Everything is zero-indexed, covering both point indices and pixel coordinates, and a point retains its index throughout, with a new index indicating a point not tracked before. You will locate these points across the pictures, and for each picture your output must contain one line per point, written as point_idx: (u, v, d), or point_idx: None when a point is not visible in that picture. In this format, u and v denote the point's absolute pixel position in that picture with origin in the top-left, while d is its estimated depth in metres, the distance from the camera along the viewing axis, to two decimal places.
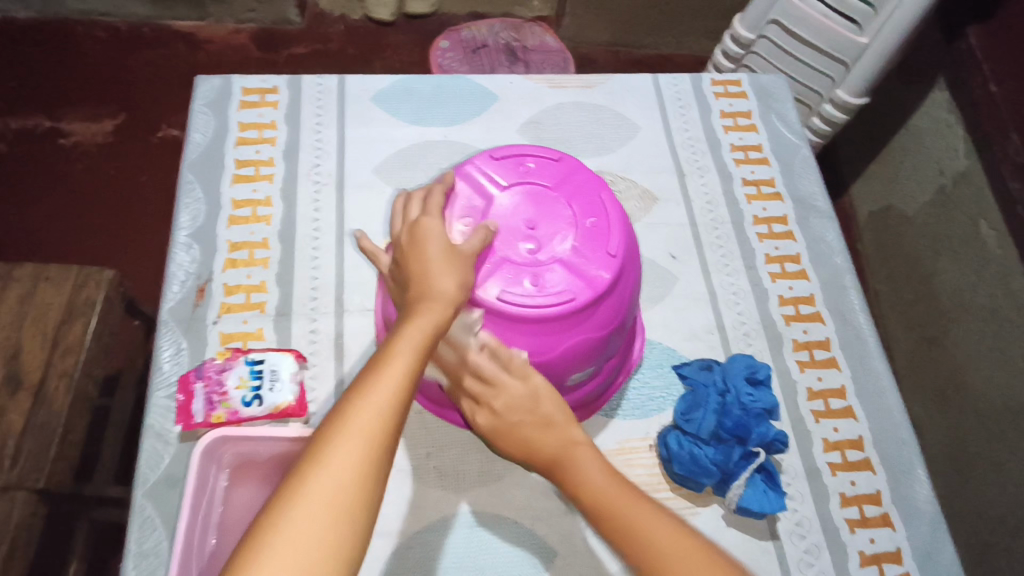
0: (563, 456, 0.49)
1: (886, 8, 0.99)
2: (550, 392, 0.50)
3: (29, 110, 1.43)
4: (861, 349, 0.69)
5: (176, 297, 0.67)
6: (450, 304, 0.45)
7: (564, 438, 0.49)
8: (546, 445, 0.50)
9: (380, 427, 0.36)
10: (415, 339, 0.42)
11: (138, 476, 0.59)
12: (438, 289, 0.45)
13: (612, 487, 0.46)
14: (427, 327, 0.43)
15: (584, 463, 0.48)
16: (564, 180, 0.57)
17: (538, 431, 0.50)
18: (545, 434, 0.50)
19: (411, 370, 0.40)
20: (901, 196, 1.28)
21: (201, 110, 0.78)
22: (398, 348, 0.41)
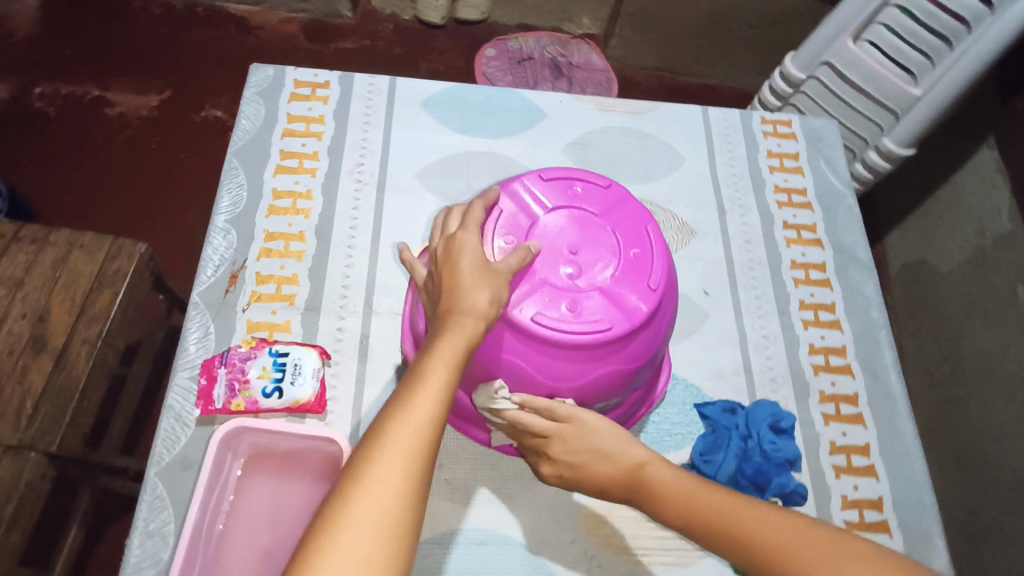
0: (642, 487, 0.50)
1: (944, 62, 0.97)
2: (603, 423, 0.52)
3: (80, 77, 1.46)
4: (890, 408, 0.68)
5: (209, 281, 0.67)
6: (482, 319, 0.44)
7: (634, 465, 0.51)
8: (618, 476, 0.51)
9: (418, 448, 0.36)
10: (449, 356, 0.41)
11: (153, 455, 0.59)
12: (472, 304, 0.44)
13: (697, 500, 0.48)
14: (460, 343, 0.42)
15: (659, 479, 0.50)
16: (611, 208, 0.57)
17: (611, 464, 0.51)
18: (618, 466, 0.51)
19: (447, 389, 0.39)
20: (937, 253, 1.26)
21: (252, 98, 0.79)
22: (431, 367, 0.40)
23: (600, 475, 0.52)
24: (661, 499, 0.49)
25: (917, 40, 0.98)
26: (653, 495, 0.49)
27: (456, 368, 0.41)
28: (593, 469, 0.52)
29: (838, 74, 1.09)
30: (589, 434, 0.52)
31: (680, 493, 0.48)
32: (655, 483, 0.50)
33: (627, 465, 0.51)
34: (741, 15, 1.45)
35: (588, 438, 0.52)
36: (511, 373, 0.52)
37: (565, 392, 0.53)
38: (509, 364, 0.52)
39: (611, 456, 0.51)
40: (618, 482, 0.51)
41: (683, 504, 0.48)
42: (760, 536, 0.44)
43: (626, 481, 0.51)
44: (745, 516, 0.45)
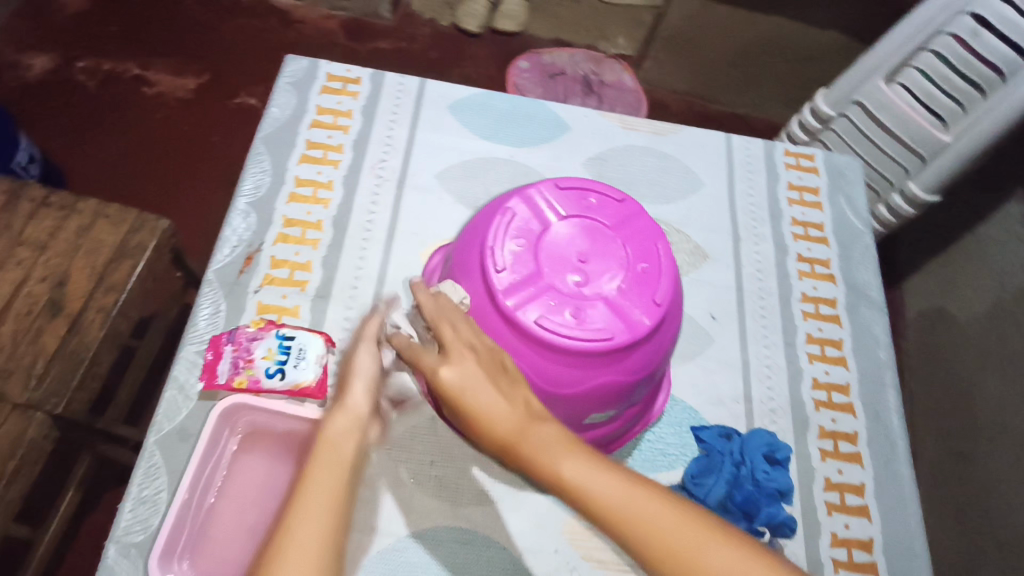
0: (530, 439, 0.41)
1: (977, 110, 0.96)
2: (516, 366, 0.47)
3: (123, 55, 1.50)
4: (889, 450, 0.67)
5: (225, 260, 0.69)
6: (364, 391, 0.51)
7: (532, 414, 0.43)
8: (505, 421, 0.42)
9: (331, 498, 0.40)
10: (341, 430, 0.46)
11: (154, 422, 0.60)
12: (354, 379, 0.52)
13: (592, 471, 0.39)
14: (350, 418, 0.48)
15: (551, 445, 0.41)
16: (623, 222, 0.58)
17: (507, 403, 0.43)
18: (510, 409, 0.43)
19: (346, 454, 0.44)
20: (955, 302, 1.24)
21: (285, 88, 0.81)
22: (323, 446, 0.44)
23: (485, 405, 0.43)
24: (546, 461, 0.40)
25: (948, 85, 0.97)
26: (539, 457, 0.40)
27: (352, 437, 0.46)
28: (479, 398, 0.43)
29: (867, 114, 1.09)
30: (501, 362, 0.46)
31: (576, 460, 0.40)
32: (544, 442, 0.41)
33: (525, 409, 0.43)
34: (776, 48, 1.45)
35: (497, 364, 0.45)
36: None
37: (560, 398, 0.53)
38: None
39: (507, 392, 0.44)
40: (500, 424, 0.42)
41: (582, 481, 0.39)
42: (658, 533, 0.36)
43: (518, 432, 0.42)
44: (637, 502, 0.38)
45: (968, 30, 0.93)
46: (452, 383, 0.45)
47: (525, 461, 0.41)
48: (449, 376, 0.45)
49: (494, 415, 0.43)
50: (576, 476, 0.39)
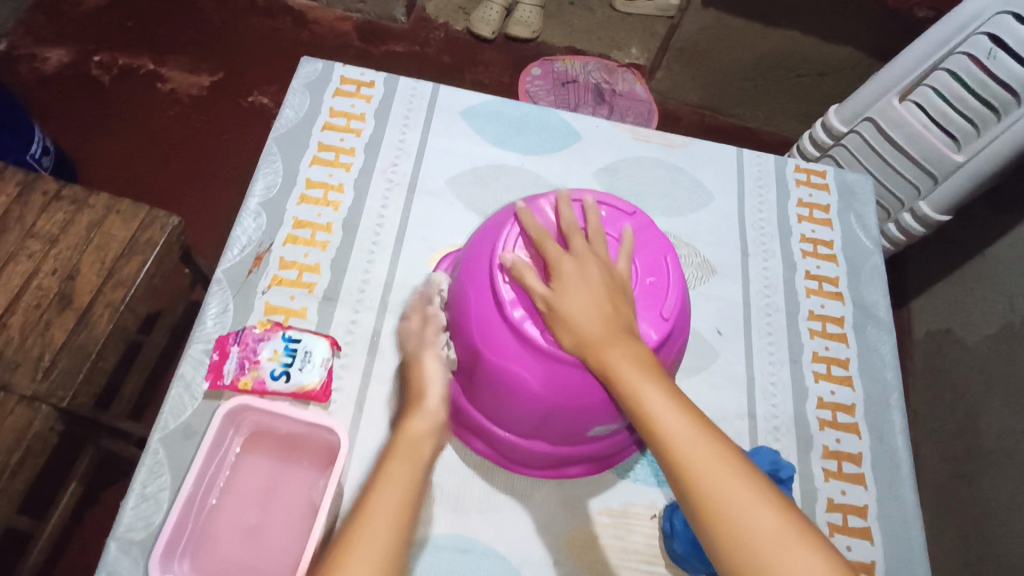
0: (609, 352, 0.47)
1: (990, 131, 0.96)
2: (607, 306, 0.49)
3: (139, 50, 1.51)
4: (893, 473, 0.67)
5: (234, 259, 0.69)
6: (440, 396, 0.56)
7: (623, 334, 0.48)
8: (594, 331, 0.48)
9: (401, 496, 0.46)
10: (413, 442, 0.51)
11: (158, 420, 0.60)
12: (431, 384, 0.56)
13: (669, 401, 0.45)
14: (424, 425, 0.53)
15: (631, 372, 0.46)
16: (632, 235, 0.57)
17: (603, 315, 0.49)
18: (601, 322, 0.49)
19: (416, 464, 0.49)
20: (963, 323, 1.24)
21: (299, 89, 0.81)
22: (397, 454, 0.50)
23: (579, 314, 0.49)
24: (622, 374, 0.46)
25: (963, 105, 0.97)
26: (614, 370, 0.46)
27: (421, 449, 0.51)
28: (574, 306, 0.49)
29: (879, 131, 1.08)
30: (609, 282, 0.51)
31: (652, 383, 0.46)
32: (624, 359, 0.47)
33: (616, 327, 0.49)
34: (790, 62, 1.45)
35: (608, 283, 0.51)
36: (515, 385, 0.53)
37: (564, 411, 0.53)
38: (514, 376, 0.53)
39: (608, 306, 0.49)
40: (585, 333, 0.48)
41: (652, 401, 0.45)
42: (705, 465, 0.41)
43: (601, 345, 0.48)
44: (696, 435, 0.43)
45: (985, 51, 0.93)
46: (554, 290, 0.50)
47: (598, 369, 0.48)
48: (555, 284, 0.50)
49: (584, 324, 0.48)
50: (648, 394, 0.45)
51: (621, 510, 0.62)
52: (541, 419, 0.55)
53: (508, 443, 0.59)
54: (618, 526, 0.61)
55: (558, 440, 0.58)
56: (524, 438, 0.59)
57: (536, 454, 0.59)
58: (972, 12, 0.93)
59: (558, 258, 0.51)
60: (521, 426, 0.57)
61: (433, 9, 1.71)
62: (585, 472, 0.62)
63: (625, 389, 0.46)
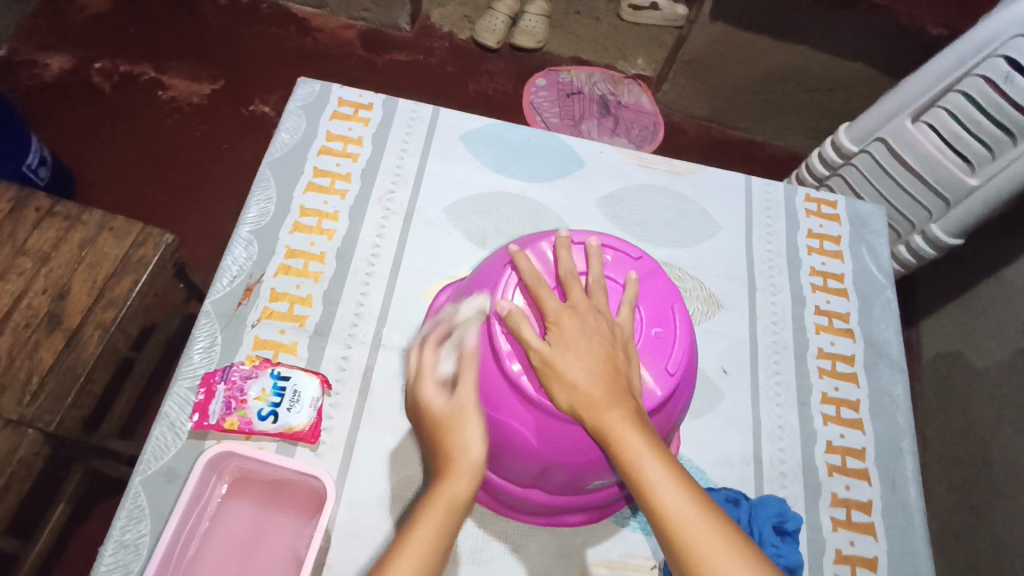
0: (609, 417, 0.45)
1: (1004, 157, 0.93)
2: (606, 367, 0.47)
3: (140, 57, 1.50)
4: (905, 522, 0.64)
5: (224, 290, 0.67)
6: (475, 466, 0.48)
7: (624, 394, 0.46)
8: (593, 393, 0.45)
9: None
10: (436, 523, 0.45)
11: (140, 462, 0.58)
12: (466, 449, 0.48)
13: (668, 473, 0.43)
14: (450, 498, 0.46)
15: (630, 440, 0.44)
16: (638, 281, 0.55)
17: (602, 376, 0.46)
18: (599, 383, 0.46)
19: (431, 553, 0.44)
20: (973, 347, 1.21)
21: (295, 111, 0.79)
22: (414, 540, 0.44)
23: (577, 373, 0.46)
24: (623, 441, 0.44)
25: (976, 127, 0.94)
26: (616, 437, 0.44)
27: (437, 541, 0.44)
28: (572, 365, 0.46)
29: (891, 153, 1.06)
30: (611, 341, 0.48)
31: (654, 457, 0.43)
32: (626, 425, 0.44)
33: (617, 387, 0.46)
34: (799, 77, 1.42)
35: (609, 338, 0.48)
36: (512, 438, 0.51)
37: (561, 465, 0.51)
38: (511, 429, 0.51)
39: (608, 366, 0.47)
40: (583, 394, 0.46)
41: (654, 474, 0.42)
42: (705, 548, 0.39)
43: (599, 407, 0.45)
44: (701, 516, 0.41)
45: (1002, 74, 0.89)
46: (551, 346, 0.48)
47: (595, 433, 0.45)
48: (552, 338, 0.48)
49: (583, 384, 0.46)
50: (651, 468, 0.43)
51: (620, 561, 0.59)
52: (539, 471, 0.53)
53: (504, 491, 0.57)
54: None
55: (556, 490, 0.56)
56: (521, 487, 0.56)
57: (533, 503, 0.57)
58: (988, 33, 0.90)
59: (557, 310, 0.49)
60: (518, 476, 0.55)
61: (438, 17, 1.69)
62: (584, 521, 0.59)
63: (627, 461, 0.43)
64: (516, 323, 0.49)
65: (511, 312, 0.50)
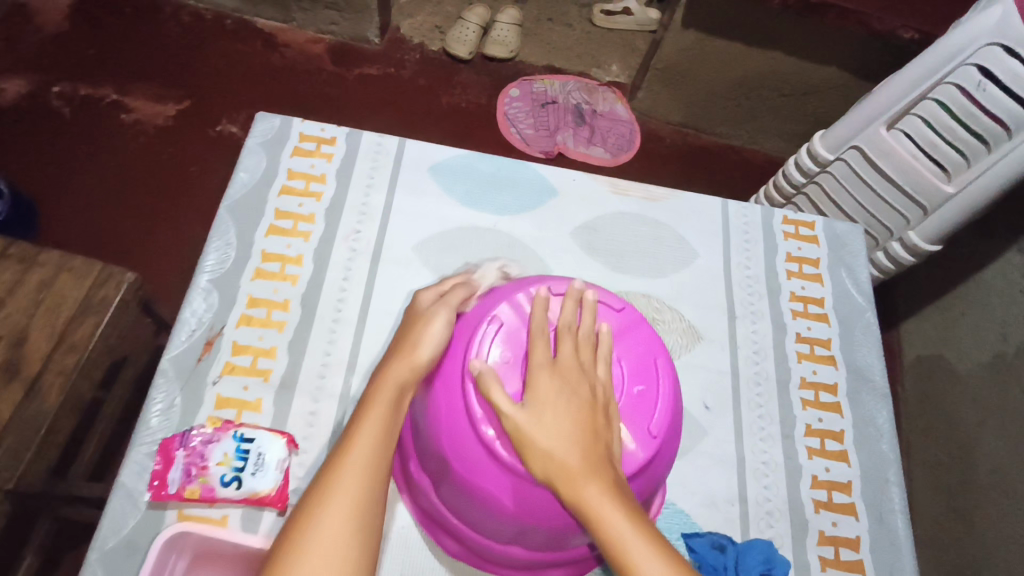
0: (588, 491, 0.44)
1: (980, 164, 0.92)
2: (583, 435, 0.46)
3: (102, 79, 1.45)
4: (893, 556, 0.63)
5: (182, 345, 0.64)
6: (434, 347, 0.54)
7: (603, 465, 0.45)
8: (570, 462, 0.45)
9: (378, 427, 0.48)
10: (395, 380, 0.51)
11: (96, 538, 0.54)
12: (423, 356, 0.53)
13: (651, 551, 0.42)
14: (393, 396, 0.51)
15: (609, 517, 0.43)
16: (619, 334, 0.55)
17: (581, 445, 0.46)
18: (576, 453, 0.45)
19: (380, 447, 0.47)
20: (954, 350, 1.21)
21: (254, 149, 0.75)
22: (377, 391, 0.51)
23: (554, 442, 0.46)
24: (602, 515, 0.43)
25: (952, 135, 0.93)
26: (594, 514, 0.43)
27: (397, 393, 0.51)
28: (548, 433, 0.46)
29: (867, 160, 1.04)
30: (590, 405, 0.48)
31: (637, 534, 0.42)
32: (603, 498, 0.43)
33: (595, 457, 0.45)
34: (773, 82, 1.41)
35: (588, 401, 0.48)
36: (486, 501, 0.49)
37: (538, 528, 0.50)
38: (485, 492, 0.49)
39: (586, 432, 0.46)
40: (560, 463, 0.45)
41: (638, 555, 0.41)
42: None
43: (577, 479, 0.44)
44: None
45: (974, 82, 0.89)
46: (525, 411, 0.47)
47: (574, 506, 0.44)
48: (527, 403, 0.47)
49: (560, 453, 0.45)
50: (634, 546, 0.42)
51: None
52: (518, 532, 0.51)
53: (483, 547, 0.55)
54: None
55: (537, 548, 0.54)
56: (500, 544, 0.54)
57: (513, 559, 0.55)
58: (960, 40, 0.89)
59: (535, 370, 0.49)
60: (497, 534, 0.53)
61: (408, 28, 1.65)
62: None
63: (607, 539, 0.42)
64: (487, 384, 0.48)
65: (483, 373, 0.48)
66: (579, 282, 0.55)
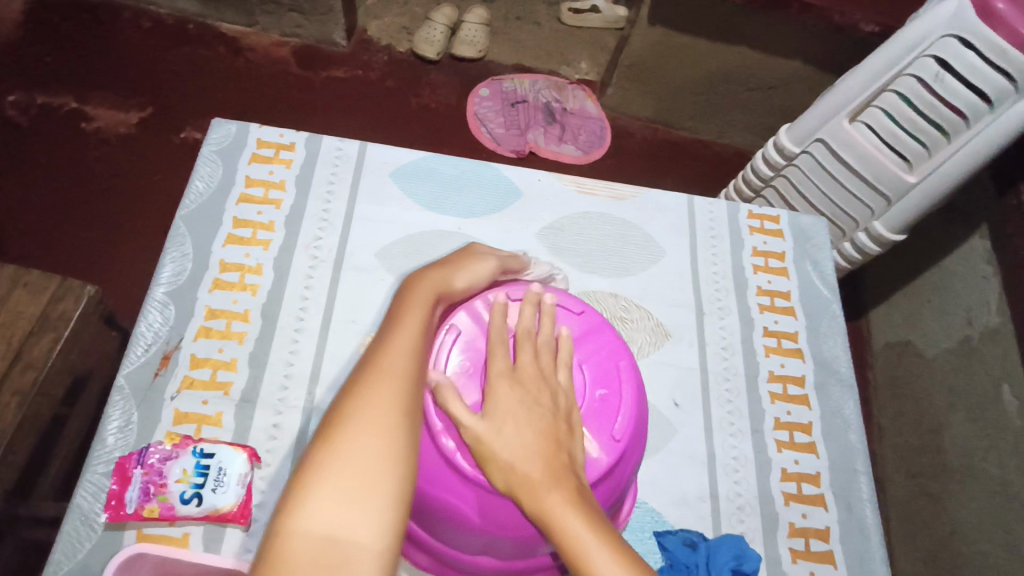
0: (549, 500, 0.43)
1: (941, 153, 0.93)
2: (542, 442, 0.46)
3: (59, 88, 1.41)
4: (863, 544, 0.63)
5: (138, 361, 0.62)
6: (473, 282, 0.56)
7: (563, 474, 0.44)
8: (530, 468, 0.44)
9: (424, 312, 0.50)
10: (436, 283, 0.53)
11: (50, 564, 0.53)
12: (458, 284, 0.54)
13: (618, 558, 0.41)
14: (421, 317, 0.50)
15: (570, 525, 0.42)
16: (581, 339, 0.55)
17: (542, 451, 0.45)
18: (536, 459, 0.45)
19: (408, 362, 0.46)
20: (922, 336, 1.22)
21: (210, 157, 0.74)
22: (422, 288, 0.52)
23: (512, 451, 0.45)
24: (563, 525, 0.42)
25: (913, 126, 0.94)
26: (556, 523, 0.42)
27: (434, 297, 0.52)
28: (506, 442, 0.45)
29: (831, 152, 1.05)
30: (551, 411, 0.48)
31: (600, 542, 0.41)
32: (565, 508, 0.43)
33: (556, 466, 0.45)
34: (739, 77, 1.42)
35: (548, 408, 0.48)
36: (451, 515, 0.49)
37: (504, 539, 0.49)
38: (450, 506, 0.49)
39: (546, 439, 0.46)
40: (519, 474, 0.44)
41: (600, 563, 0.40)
42: None
43: (537, 486, 0.44)
44: None
45: (932, 73, 0.90)
46: (482, 421, 0.46)
47: (537, 515, 0.43)
48: (484, 413, 0.47)
49: (520, 462, 0.45)
50: (596, 554, 0.41)
51: None
52: (485, 542, 0.50)
53: (453, 558, 0.54)
54: None
55: (506, 557, 0.53)
56: (469, 554, 0.53)
57: (484, 569, 0.54)
58: (917, 33, 0.90)
59: (495, 377, 0.49)
60: (464, 545, 0.52)
61: (375, 30, 1.63)
62: None
63: (568, 547, 0.41)
64: (443, 391, 0.48)
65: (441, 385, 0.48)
66: (537, 287, 0.55)
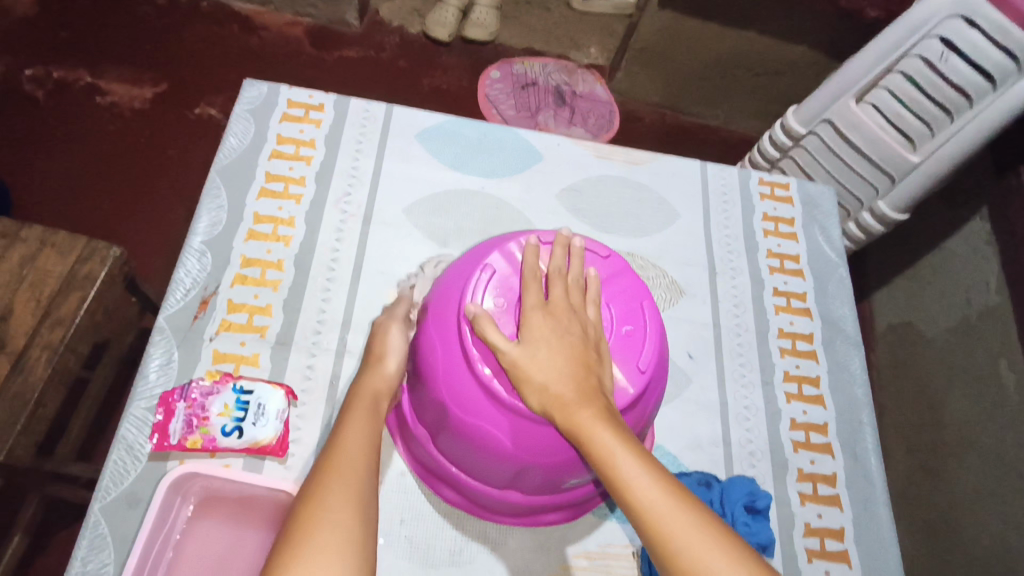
0: (580, 416, 0.47)
1: (943, 133, 0.95)
2: (574, 369, 0.49)
3: (75, 62, 1.43)
4: (868, 491, 0.66)
5: (178, 304, 0.64)
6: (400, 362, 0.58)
7: (595, 394, 0.48)
8: (563, 390, 0.48)
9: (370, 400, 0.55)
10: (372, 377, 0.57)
11: (99, 489, 0.55)
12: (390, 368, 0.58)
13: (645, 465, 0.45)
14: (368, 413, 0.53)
15: (600, 439, 0.45)
16: (607, 281, 0.58)
17: (575, 376, 0.49)
18: (570, 382, 0.48)
19: (367, 438, 0.51)
20: (923, 316, 1.25)
21: (243, 115, 0.76)
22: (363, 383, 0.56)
23: (548, 375, 0.48)
24: (595, 438, 0.46)
25: (916, 106, 0.97)
26: (586, 436, 0.46)
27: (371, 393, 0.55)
28: (543, 367, 0.49)
29: (837, 132, 1.08)
30: (583, 341, 0.50)
31: (627, 449, 0.45)
32: (595, 422, 0.46)
33: (587, 388, 0.48)
34: (747, 62, 1.45)
35: (580, 337, 0.51)
36: (485, 442, 0.51)
37: (535, 466, 0.52)
38: (484, 433, 0.51)
39: (577, 364, 0.49)
40: (553, 394, 0.48)
41: (629, 469, 0.44)
42: (676, 529, 0.42)
43: (571, 405, 0.47)
44: (671, 502, 0.43)
45: (937, 53, 0.93)
46: (519, 347, 0.49)
47: (571, 431, 0.47)
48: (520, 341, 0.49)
49: (555, 384, 0.48)
50: (624, 462, 0.45)
51: (599, 551, 0.59)
52: (517, 473, 0.53)
53: (481, 493, 0.56)
54: (597, 569, 0.58)
55: (534, 490, 0.56)
56: (497, 489, 0.56)
57: (511, 504, 0.57)
58: (923, 14, 0.92)
59: (530, 310, 0.51)
60: (495, 478, 0.55)
61: (387, 12, 1.65)
62: (562, 519, 0.59)
63: (598, 454, 0.45)
64: (478, 326, 0.50)
65: (478, 317, 0.50)
66: (566, 231, 0.57)
